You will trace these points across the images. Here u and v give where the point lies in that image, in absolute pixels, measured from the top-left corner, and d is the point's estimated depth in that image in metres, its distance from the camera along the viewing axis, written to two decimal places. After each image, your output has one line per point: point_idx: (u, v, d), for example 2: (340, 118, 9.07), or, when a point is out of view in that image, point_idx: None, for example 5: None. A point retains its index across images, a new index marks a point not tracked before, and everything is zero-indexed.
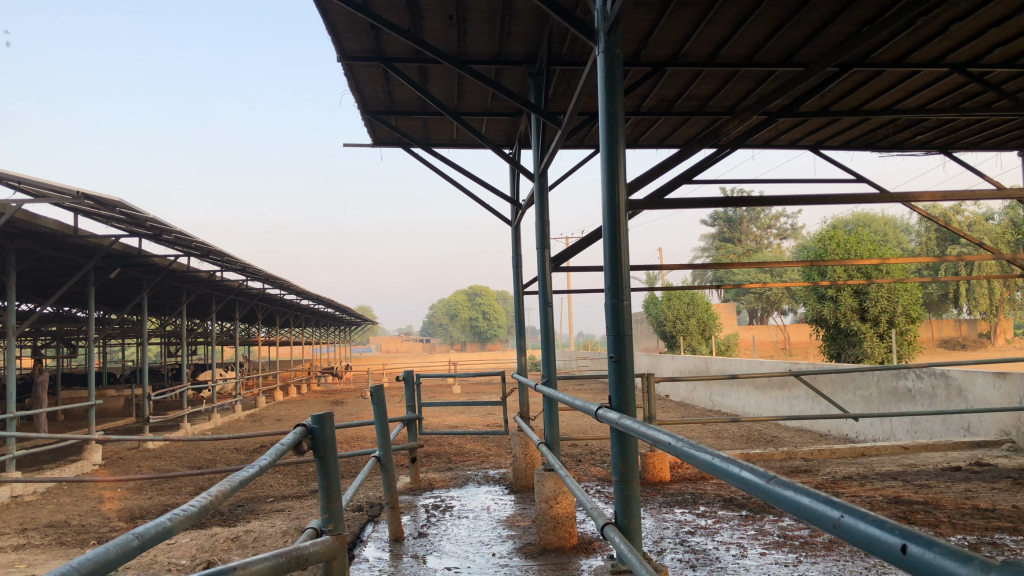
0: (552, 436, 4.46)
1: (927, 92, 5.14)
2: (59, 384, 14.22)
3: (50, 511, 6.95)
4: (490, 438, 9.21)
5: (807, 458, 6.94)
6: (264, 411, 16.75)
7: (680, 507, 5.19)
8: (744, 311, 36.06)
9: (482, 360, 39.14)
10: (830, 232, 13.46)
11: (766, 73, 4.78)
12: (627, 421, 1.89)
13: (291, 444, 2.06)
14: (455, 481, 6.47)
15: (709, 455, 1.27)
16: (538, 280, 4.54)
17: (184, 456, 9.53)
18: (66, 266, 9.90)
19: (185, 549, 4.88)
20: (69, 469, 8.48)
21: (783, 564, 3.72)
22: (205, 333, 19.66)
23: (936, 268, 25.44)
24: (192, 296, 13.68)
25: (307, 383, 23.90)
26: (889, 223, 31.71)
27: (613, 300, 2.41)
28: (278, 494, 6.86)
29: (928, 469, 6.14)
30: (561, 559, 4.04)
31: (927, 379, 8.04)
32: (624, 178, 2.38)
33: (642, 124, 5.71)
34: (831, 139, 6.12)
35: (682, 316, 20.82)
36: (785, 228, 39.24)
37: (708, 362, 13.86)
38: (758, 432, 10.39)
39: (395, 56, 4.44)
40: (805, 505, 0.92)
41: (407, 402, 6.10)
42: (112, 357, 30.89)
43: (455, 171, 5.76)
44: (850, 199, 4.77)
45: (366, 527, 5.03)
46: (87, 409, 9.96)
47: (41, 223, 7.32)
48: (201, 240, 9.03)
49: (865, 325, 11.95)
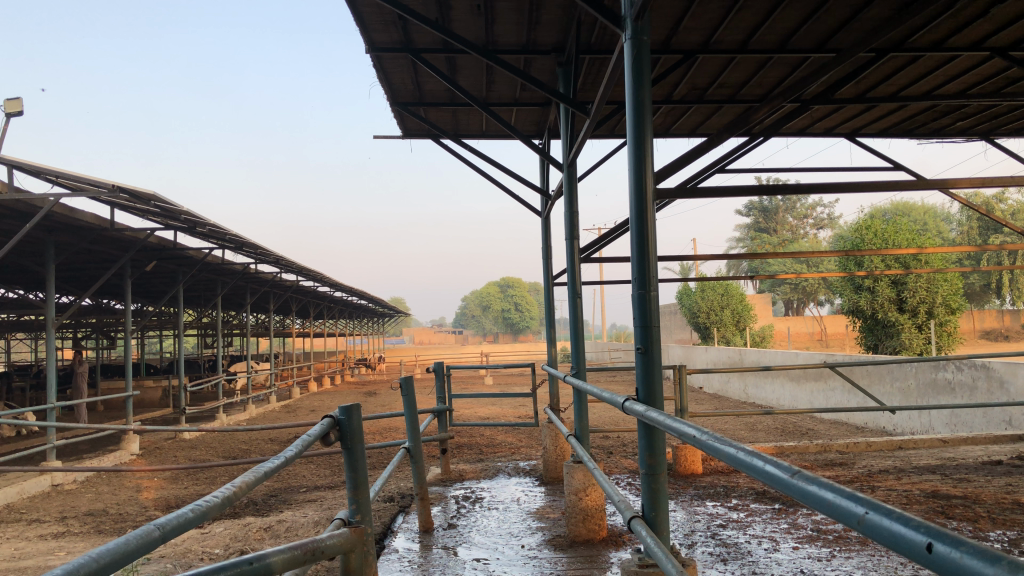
0: (581, 428, 4.44)
1: (967, 77, 5.01)
2: (99, 375, 14.49)
3: (89, 499, 7.08)
4: (521, 430, 9.21)
5: (843, 450, 6.83)
6: (298, 402, 16.92)
7: (712, 500, 5.14)
8: (779, 303, 35.68)
9: (514, 351, 39.16)
10: (868, 222, 13.24)
11: (800, 59, 4.69)
12: (654, 413, 1.86)
13: (317, 435, 2.05)
14: (486, 472, 6.48)
15: (733, 448, 1.24)
16: (567, 272, 4.51)
17: (220, 447, 9.65)
18: (104, 259, 10.06)
19: (218, 539, 4.94)
20: (108, 459, 8.63)
21: (816, 559, 3.66)
22: (240, 325, 19.90)
23: (977, 257, 24.92)
24: (227, 288, 13.85)
25: (341, 374, 24.10)
26: (929, 212, 31.12)
27: (640, 291, 2.37)
28: (310, 485, 6.92)
29: (967, 463, 6.02)
30: (590, 552, 4.02)
31: (967, 371, 7.89)
32: (651, 168, 2.35)
33: (673, 113, 5.64)
34: (867, 127, 6.01)
35: (716, 307, 20.65)
36: (822, 218, 38.73)
37: (742, 353, 13.74)
38: (794, 424, 10.28)
39: (423, 47, 4.42)
40: (828, 500, 0.89)
41: (438, 393, 6.11)
42: (150, 348, 31.36)
43: (484, 162, 5.74)
44: (887, 187, 4.67)
45: (396, 517, 5.05)
46: (125, 399, 10.12)
47: (79, 216, 7.44)
48: (235, 233, 9.12)
49: (903, 316, 11.74)
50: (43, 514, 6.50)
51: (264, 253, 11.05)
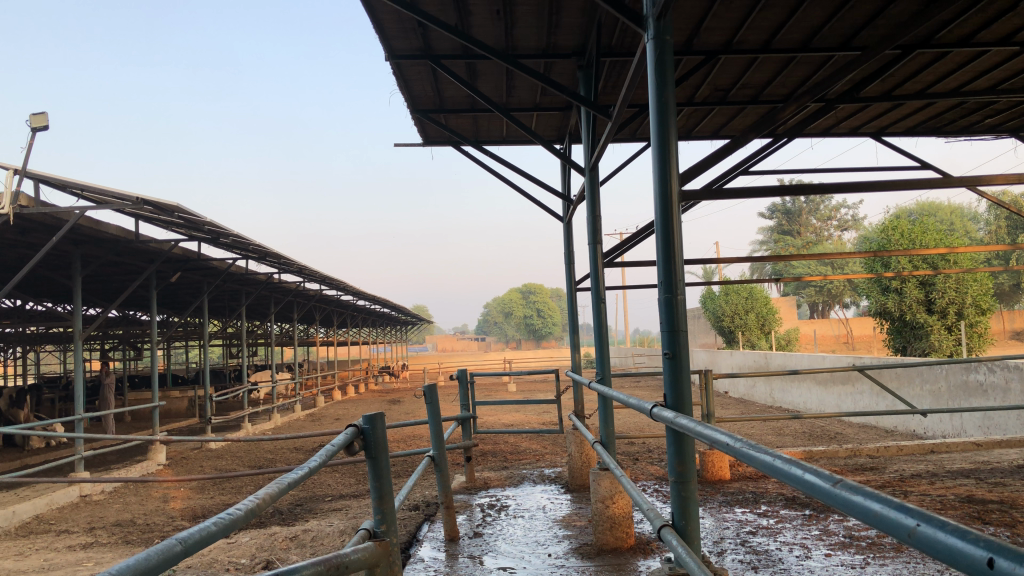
0: (607, 435, 4.38)
1: (997, 73, 4.91)
2: (126, 385, 14.62)
3: (117, 510, 7.12)
4: (545, 437, 9.17)
5: (873, 455, 6.72)
6: (323, 410, 16.98)
7: (741, 506, 5.06)
8: (804, 306, 35.35)
9: (537, 358, 39.06)
10: (894, 222, 13.08)
11: (824, 58, 4.63)
12: (683, 420, 1.81)
13: (341, 445, 2.02)
14: (511, 480, 6.44)
15: (770, 456, 1.19)
16: (590, 276, 4.46)
17: (246, 456, 9.69)
18: (129, 271, 10.14)
19: (244, 548, 4.93)
20: (135, 469, 8.69)
21: (849, 566, 3.59)
22: (265, 335, 20.01)
23: (1006, 257, 24.55)
24: (251, 298, 13.91)
25: (365, 382, 24.16)
26: (955, 211, 30.75)
27: (666, 295, 2.33)
28: (335, 494, 6.92)
29: (1002, 467, 5.88)
30: (618, 560, 3.97)
31: (1000, 373, 7.73)
32: (677, 170, 2.31)
33: (696, 115, 5.58)
34: (894, 126, 5.92)
35: (740, 311, 20.52)
36: (846, 220, 38.36)
37: (768, 357, 13.61)
38: (822, 429, 10.14)
39: (443, 53, 4.41)
40: (874, 511, 0.84)
41: (462, 401, 6.07)
42: (176, 358, 31.64)
43: (506, 168, 5.72)
44: (915, 185, 4.59)
45: (422, 526, 5.03)
46: (152, 410, 10.18)
47: (104, 228, 7.50)
48: (258, 243, 9.15)
49: (932, 317, 11.56)
50: (72, 525, 6.54)
51: (287, 263, 11.09)
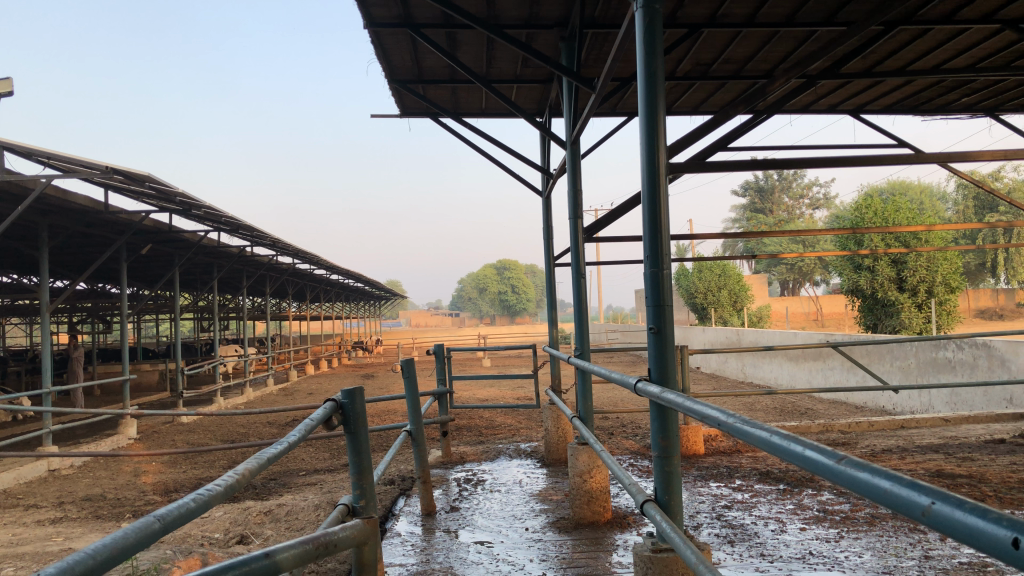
0: (585, 410, 4.38)
1: (977, 51, 4.93)
2: (95, 359, 14.43)
3: (87, 484, 7.03)
4: (520, 411, 9.18)
5: (845, 430, 6.80)
6: (296, 385, 16.88)
7: (716, 481, 5.10)
8: (775, 283, 35.71)
9: (511, 334, 39.11)
10: (867, 200, 13.19)
11: (807, 33, 4.61)
12: (671, 395, 1.80)
13: (320, 419, 1.99)
14: (487, 454, 6.44)
15: (765, 432, 1.18)
16: (571, 251, 4.44)
17: (218, 431, 9.60)
18: (99, 242, 9.95)
19: (218, 523, 4.89)
20: (104, 444, 8.58)
21: (824, 540, 3.62)
22: (236, 308, 19.79)
23: (974, 237, 24.92)
24: (223, 271, 13.74)
25: (338, 357, 24.06)
26: (926, 191, 31.09)
27: (652, 269, 2.31)
28: (309, 468, 6.89)
29: (970, 442, 5.98)
30: (595, 534, 3.97)
31: (968, 350, 7.84)
32: (664, 144, 2.28)
33: (677, 90, 5.56)
34: (872, 103, 5.94)
35: (713, 288, 20.66)
36: (818, 198, 38.70)
37: (741, 333, 13.72)
38: (793, 404, 10.26)
39: (423, 22, 4.33)
40: (885, 489, 0.83)
41: (438, 376, 6.04)
42: (146, 331, 31.25)
43: (485, 141, 5.67)
44: (893, 162, 4.60)
45: (398, 500, 5.01)
46: (122, 383, 10.04)
47: (72, 198, 7.34)
48: (231, 215, 9.00)
49: (903, 295, 11.71)
50: (40, 499, 6.45)
51: (260, 235, 10.95)
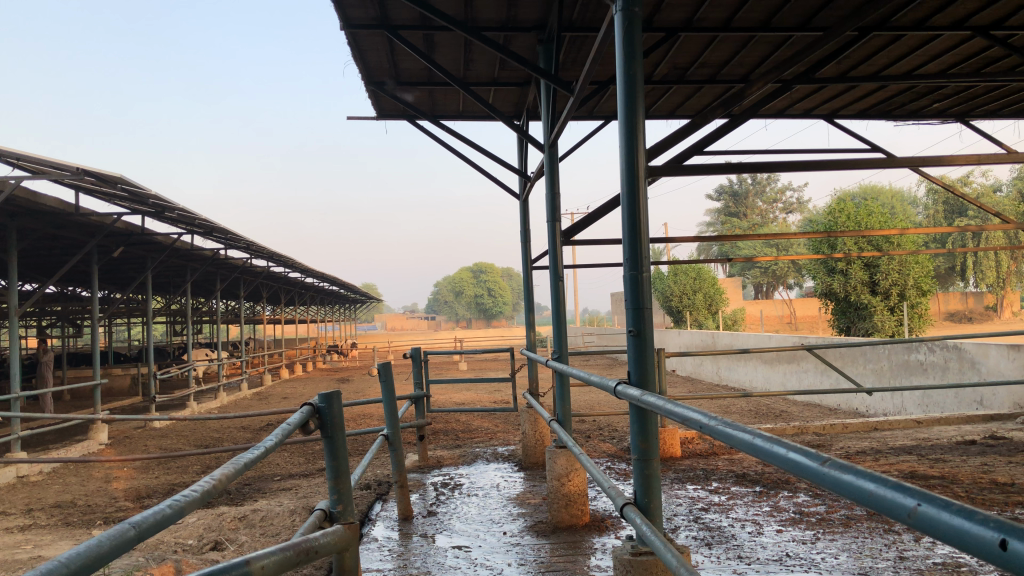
0: (563, 413, 4.37)
1: (948, 57, 5.00)
2: (64, 363, 14.20)
3: (56, 491, 6.91)
4: (496, 415, 9.16)
5: (819, 432, 6.85)
6: (270, 389, 16.73)
7: (693, 483, 5.12)
8: (749, 287, 36.00)
9: (487, 338, 39.08)
10: (840, 204, 13.33)
11: (782, 38, 4.65)
12: (651, 398, 1.80)
13: (298, 424, 1.96)
14: (464, 458, 6.42)
15: (749, 434, 1.18)
16: (548, 254, 4.43)
17: (191, 436, 9.49)
18: (69, 245, 9.80)
19: (191, 528, 4.82)
20: (74, 449, 8.44)
21: (800, 542, 3.64)
22: (210, 312, 19.60)
23: (944, 241, 25.30)
24: (196, 274, 13.59)
25: (313, 360, 23.88)
26: (897, 196, 31.53)
27: (631, 271, 2.31)
28: (284, 473, 6.82)
29: (942, 443, 6.05)
30: (573, 538, 3.96)
31: (939, 352, 7.94)
32: (644, 146, 2.28)
33: (654, 94, 5.58)
34: (846, 108, 6.01)
35: (688, 291, 20.78)
36: (791, 202, 39.11)
37: (716, 336, 13.80)
38: (768, 407, 10.33)
39: (400, 23, 4.31)
40: (870, 492, 0.83)
41: (415, 380, 6.00)
42: (117, 336, 30.82)
43: (462, 144, 5.66)
44: (866, 166, 4.65)
45: (374, 505, 4.98)
46: (92, 388, 9.88)
47: (42, 200, 7.23)
48: (204, 217, 8.90)
49: (875, 298, 11.85)
50: (8, 507, 6.33)
51: (234, 238, 10.85)
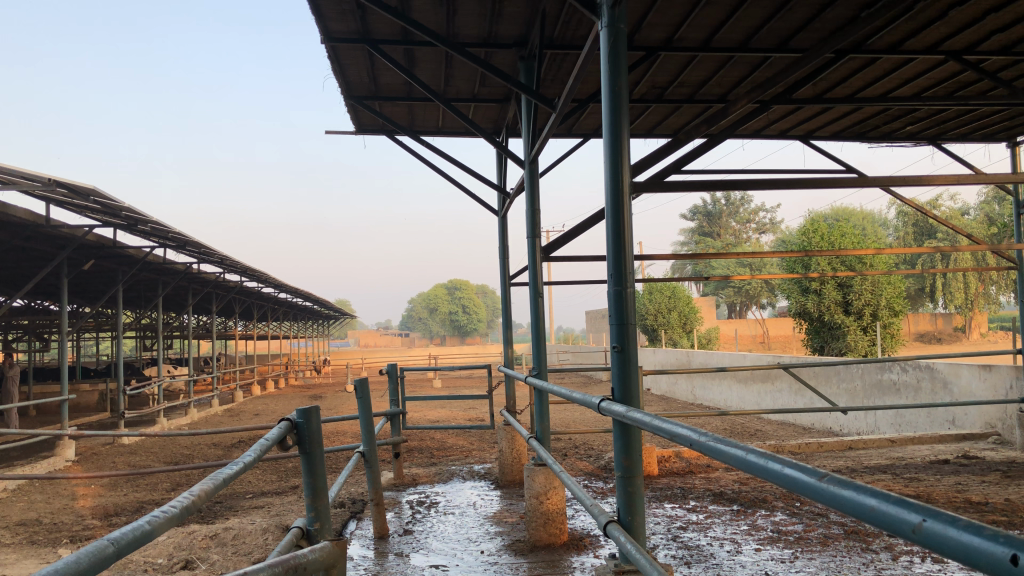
0: (542, 429, 4.34)
1: (921, 80, 5.09)
2: (31, 378, 13.91)
3: (21, 508, 6.75)
4: (471, 433, 9.12)
5: (795, 451, 6.88)
6: (242, 405, 16.54)
7: (671, 502, 5.11)
8: (722, 306, 36.36)
9: (461, 355, 38.92)
10: (813, 224, 13.52)
11: (760, 59, 4.71)
12: (637, 414, 1.78)
13: (275, 439, 1.92)
14: (440, 476, 6.37)
15: (742, 450, 1.17)
16: (528, 270, 4.42)
17: (161, 453, 9.34)
18: (38, 256, 9.63)
19: (161, 547, 4.73)
20: (41, 466, 8.26)
21: (779, 560, 3.64)
22: (181, 327, 19.37)
23: (913, 262, 25.72)
24: (169, 288, 13.40)
25: (286, 376, 23.68)
26: (867, 218, 32.09)
27: (615, 287, 2.32)
28: (256, 491, 6.72)
29: (916, 462, 6.10)
30: (552, 556, 3.93)
31: (912, 372, 8.01)
32: (628, 162, 2.29)
33: (633, 112, 5.61)
34: (821, 129, 6.09)
35: (663, 310, 20.90)
36: (764, 223, 39.64)
37: (690, 355, 13.87)
38: (742, 425, 10.38)
39: (381, 37, 4.29)
40: (871, 507, 0.82)
41: (392, 396, 5.93)
42: (87, 351, 30.34)
43: (443, 159, 5.66)
44: (841, 186, 4.70)
45: (349, 523, 4.92)
46: (60, 403, 9.67)
47: (12, 211, 7.08)
48: (179, 231, 8.81)
49: (849, 318, 11.99)
50: None
51: (209, 252, 10.73)
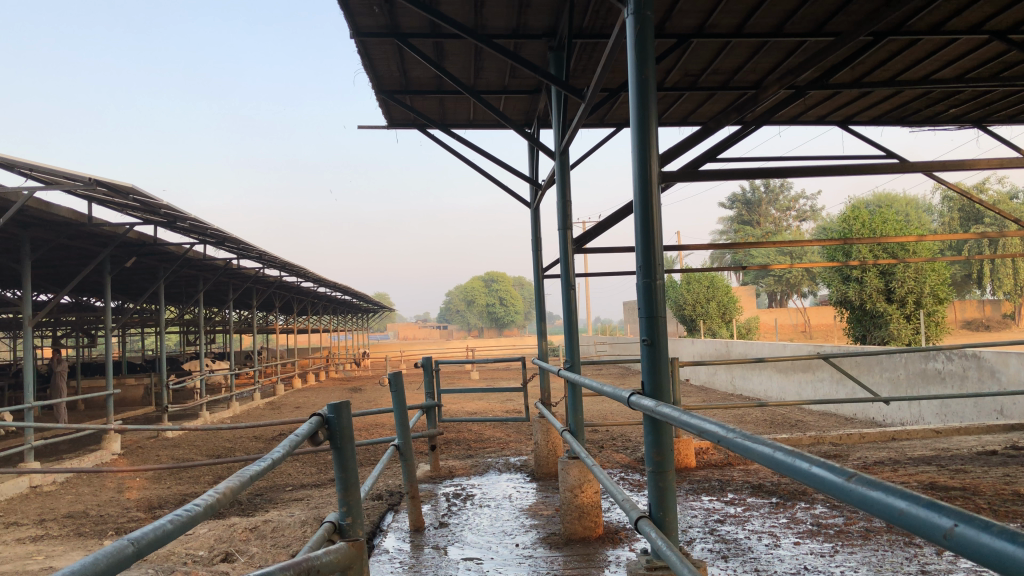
0: (575, 422, 4.31)
1: (964, 61, 4.95)
2: (79, 373, 14.21)
3: (69, 501, 6.91)
4: (509, 425, 9.12)
5: (836, 442, 6.76)
6: (283, 399, 16.75)
7: (708, 494, 5.05)
8: (763, 296, 35.92)
9: (499, 347, 38.99)
10: (854, 212, 13.28)
11: (796, 44, 4.61)
12: (667, 409, 1.74)
13: (306, 434, 1.91)
14: (477, 469, 6.38)
15: (769, 447, 1.14)
16: (560, 262, 4.39)
17: (203, 446, 9.50)
18: (82, 254, 9.81)
19: (203, 540, 4.80)
20: (87, 459, 8.45)
21: (819, 554, 3.58)
22: (223, 322, 19.65)
23: (959, 248, 25.12)
24: (210, 284, 13.59)
25: (326, 370, 23.95)
26: (911, 204, 31.41)
27: (644, 279, 2.28)
28: (296, 484, 6.79)
29: (962, 453, 5.96)
30: (587, 550, 3.91)
31: (958, 361, 7.83)
32: (656, 151, 2.24)
33: (665, 100, 5.54)
34: (860, 115, 5.96)
35: (701, 300, 20.74)
36: (804, 210, 39.07)
37: (729, 345, 13.73)
38: (783, 416, 10.26)
39: (410, 31, 4.28)
40: (900, 510, 0.78)
41: (427, 389, 5.95)
42: (133, 345, 31.01)
43: (475, 151, 5.65)
44: (882, 171, 4.59)
45: (386, 516, 4.95)
46: (105, 397, 9.86)
47: (55, 210, 7.22)
48: (217, 228, 8.92)
49: (891, 306, 11.76)
50: (22, 516, 6.33)
51: (247, 248, 10.85)
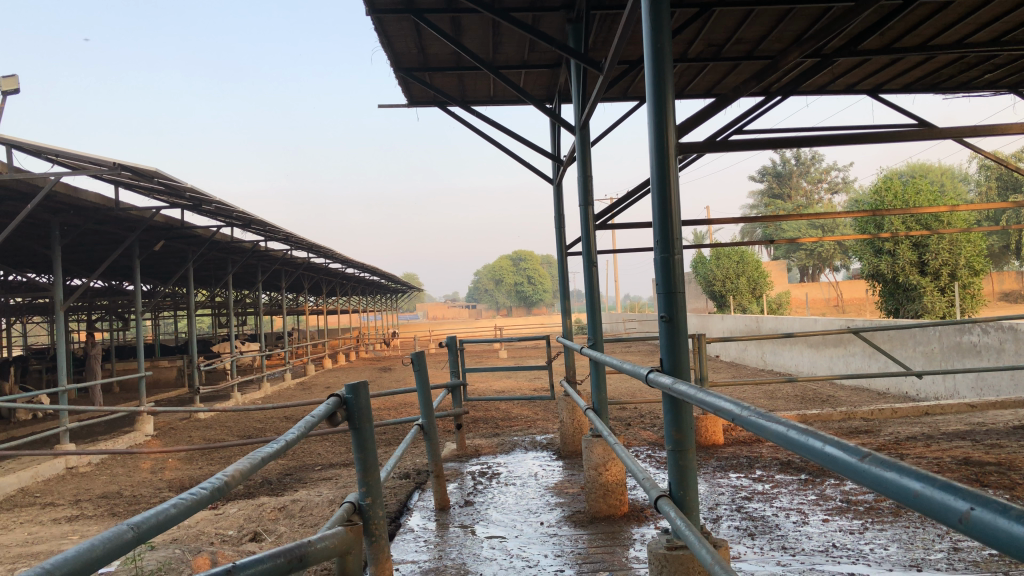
0: (599, 400, 4.28)
1: (999, 24, 4.78)
2: (113, 356, 14.42)
3: (104, 481, 7.03)
4: (536, 404, 9.11)
5: (868, 417, 6.66)
6: (313, 379, 16.91)
7: (735, 471, 5.00)
8: (794, 270, 35.49)
9: (528, 325, 38.98)
10: (886, 183, 13.03)
11: (822, 10, 4.49)
12: (683, 386, 1.69)
13: (322, 414, 1.89)
14: (503, 447, 6.38)
15: (782, 426, 1.09)
16: (582, 239, 4.34)
17: (234, 427, 9.61)
18: (111, 239, 9.92)
19: (232, 519, 4.85)
20: (122, 441, 8.58)
21: (847, 531, 3.51)
22: (253, 303, 19.84)
23: (997, 218, 24.55)
24: (238, 266, 13.69)
25: (356, 350, 24.13)
26: (947, 173, 30.76)
27: (662, 254, 2.23)
28: (325, 463, 6.84)
29: (997, 428, 5.83)
30: (611, 528, 3.88)
31: (993, 334, 7.67)
32: (673, 123, 2.18)
33: (689, 73, 5.43)
34: (891, 82, 5.80)
35: (731, 275, 20.54)
36: (837, 183, 38.45)
37: (759, 321, 13.59)
38: (814, 392, 10.15)
39: (426, 7, 4.23)
40: (916, 492, 0.74)
41: (452, 368, 5.94)
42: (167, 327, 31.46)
43: (495, 128, 5.60)
44: (911, 138, 4.46)
45: (412, 495, 4.96)
46: (137, 379, 9.99)
47: (83, 195, 7.29)
48: (242, 210, 8.96)
49: (925, 279, 11.53)
50: (58, 497, 6.45)
51: (273, 230, 10.90)
